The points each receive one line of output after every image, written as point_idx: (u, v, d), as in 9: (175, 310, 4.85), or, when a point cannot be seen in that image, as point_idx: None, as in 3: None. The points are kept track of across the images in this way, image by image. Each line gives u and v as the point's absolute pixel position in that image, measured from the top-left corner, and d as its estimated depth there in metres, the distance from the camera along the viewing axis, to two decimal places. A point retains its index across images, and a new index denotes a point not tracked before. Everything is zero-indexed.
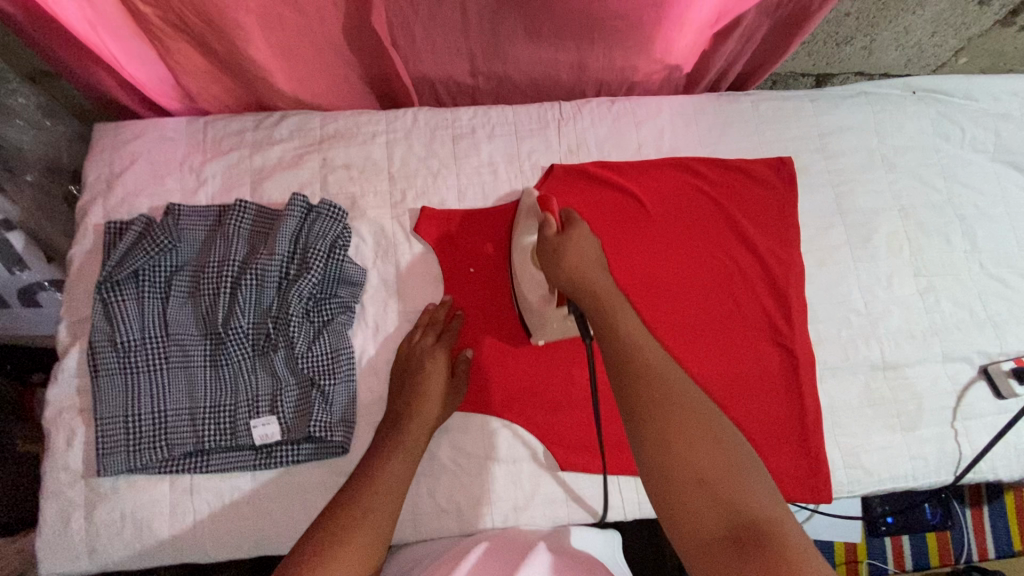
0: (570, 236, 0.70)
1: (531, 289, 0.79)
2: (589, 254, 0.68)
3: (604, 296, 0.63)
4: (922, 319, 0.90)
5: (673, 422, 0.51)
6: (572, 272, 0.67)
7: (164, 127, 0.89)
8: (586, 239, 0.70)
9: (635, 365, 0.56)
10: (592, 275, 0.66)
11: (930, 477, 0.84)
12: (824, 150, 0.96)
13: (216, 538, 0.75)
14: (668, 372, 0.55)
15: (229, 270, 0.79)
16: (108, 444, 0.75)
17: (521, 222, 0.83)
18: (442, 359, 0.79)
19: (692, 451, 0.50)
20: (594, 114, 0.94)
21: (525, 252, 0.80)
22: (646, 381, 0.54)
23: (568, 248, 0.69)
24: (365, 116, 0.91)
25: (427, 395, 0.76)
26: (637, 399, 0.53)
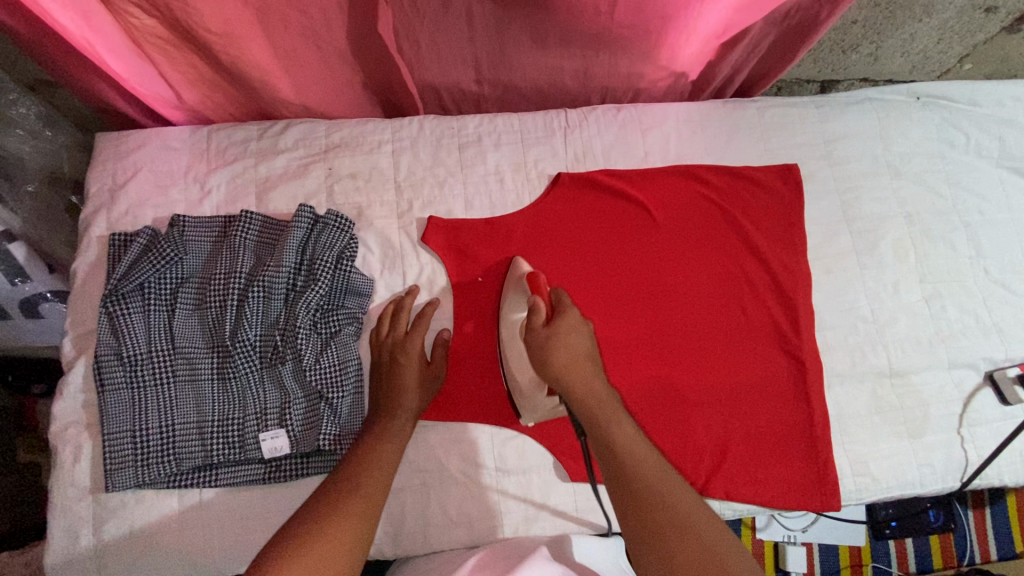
0: (559, 328, 0.71)
1: (520, 367, 0.77)
2: (577, 349, 0.70)
3: (595, 399, 0.66)
4: (929, 326, 0.90)
5: (675, 542, 0.55)
6: (565, 372, 0.68)
7: (167, 136, 0.88)
8: (576, 331, 0.71)
9: (631, 483, 0.60)
10: (587, 374, 0.68)
11: (937, 484, 0.85)
12: (830, 156, 0.96)
13: (225, 552, 0.75)
14: (660, 488, 0.59)
15: (236, 283, 0.79)
16: (116, 459, 0.74)
17: (508, 296, 0.81)
18: (414, 351, 0.80)
19: (693, 564, 0.54)
20: (600, 121, 0.93)
21: (513, 329, 0.79)
22: (646, 500, 0.58)
23: (558, 343, 0.69)
24: (371, 125, 0.90)
25: (405, 386, 0.78)
26: (638, 515, 0.58)
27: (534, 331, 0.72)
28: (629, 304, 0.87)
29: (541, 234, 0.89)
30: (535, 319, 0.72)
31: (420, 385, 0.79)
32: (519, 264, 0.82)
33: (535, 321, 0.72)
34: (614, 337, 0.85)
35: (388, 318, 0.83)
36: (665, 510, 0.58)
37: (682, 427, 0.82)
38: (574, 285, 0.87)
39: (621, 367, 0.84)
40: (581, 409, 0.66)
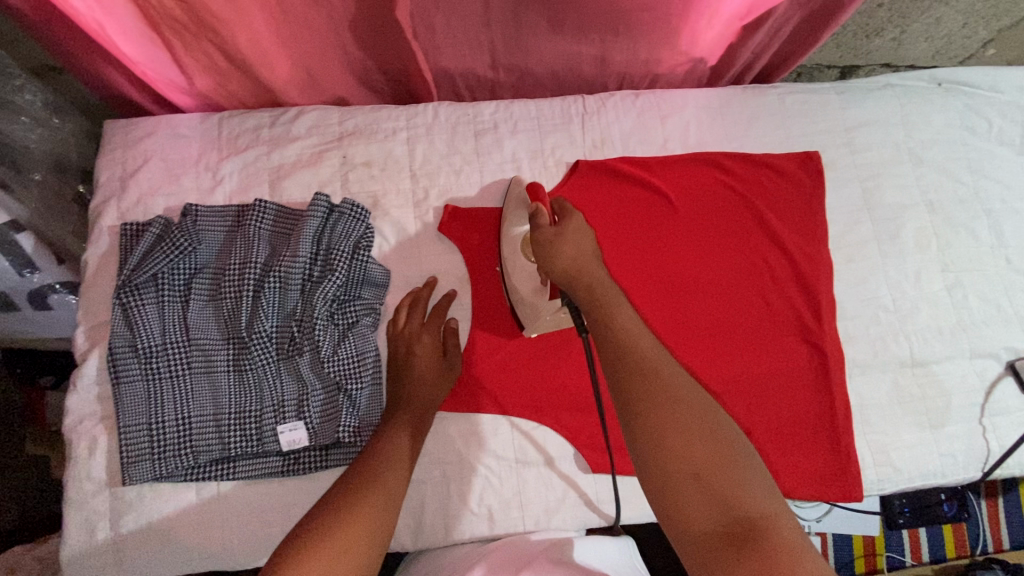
0: (564, 230, 0.67)
1: (522, 279, 0.78)
2: (584, 249, 0.65)
3: (599, 287, 0.61)
4: (950, 315, 0.89)
5: (674, 422, 0.50)
6: (567, 268, 0.64)
7: (177, 124, 0.86)
8: (583, 233, 0.67)
9: (631, 360, 0.54)
10: (590, 266, 0.63)
11: (959, 474, 0.84)
12: (851, 143, 0.94)
13: (244, 546, 0.74)
14: (661, 364, 0.54)
15: (251, 273, 0.77)
16: (132, 452, 0.73)
17: (511, 212, 0.81)
18: (429, 343, 0.80)
19: (688, 446, 0.49)
20: (619, 108, 0.92)
21: (513, 243, 0.79)
22: (644, 378, 0.53)
23: (563, 241, 0.66)
24: (385, 112, 0.88)
25: (422, 380, 0.78)
26: (635, 391, 0.52)
27: (541, 231, 0.69)
28: (648, 291, 0.86)
29: None
30: (540, 220, 0.70)
31: (437, 380, 0.78)
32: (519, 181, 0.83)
33: (540, 223, 0.69)
34: None
35: (405, 309, 0.82)
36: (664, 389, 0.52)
37: None
38: None
39: None
40: (584, 295, 0.61)
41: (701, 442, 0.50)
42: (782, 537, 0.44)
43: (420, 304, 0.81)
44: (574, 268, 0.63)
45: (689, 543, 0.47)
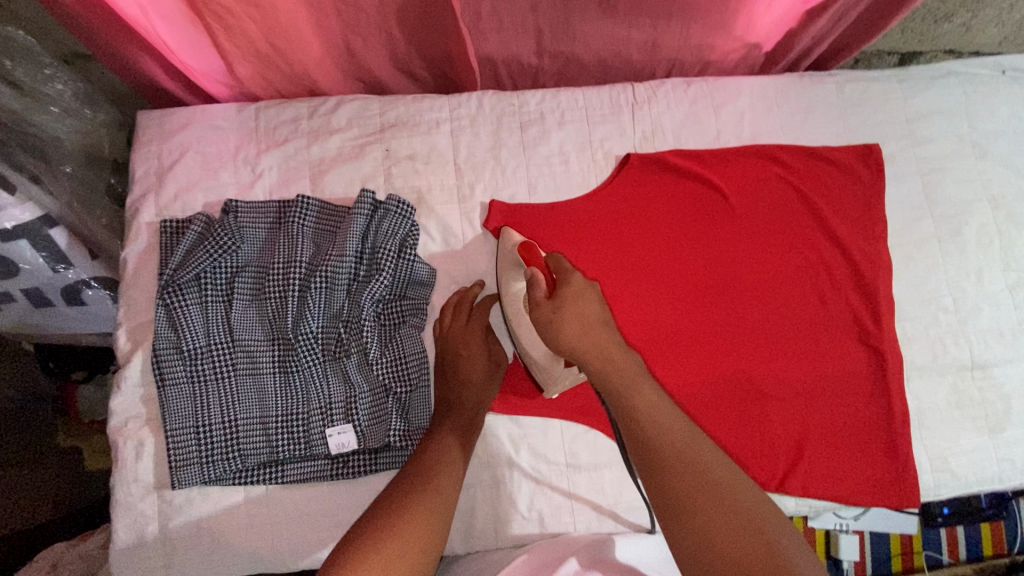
0: (563, 300, 0.61)
1: (531, 341, 0.74)
2: (590, 318, 0.60)
3: (612, 369, 0.56)
4: (1013, 316, 0.86)
5: (712, 519, 0.46)
6: (576, 346, 0.59)
7: (212, 115, 0.83)
8: (583, 297, 0.61)
9: (658, 448, 0.50)
10: (601, 340, 0.58)
11: (1017, 480, 0.82)
12: (911, 135, 0.90)
13: (295, 548, 0.74)
14: (693, 453, 0.49)
15: (296, 272, 0.75)
16: (180, 456, 0.72)
17: (506, 271, 0.77)
18: (477, 345, 0.78)
19: (741, 555, 0.44)
20: (670, 97, 0.88)
21: (517, 301, 0.76)
22: (676, 470, 0.48)
23: (565, 314, 0.60)
24: (428, 102, 0.84)
25: (471, 381, 0.76)
26: (668, 480, 0.48)
27: (540, 308, 0.63)
28: (703, 294, 0.83)
29: (608, 219, 0.83)
30: (538, 291, 0.64)
31: (487, 379, 0.77)
32: (511, 236, 0.78)
33: (537, 296, 0.63)
34: (686, 331, 0.81)
35: (450, 308, 0.80)
36: (698, 476, 0.48)
37: (760, 423, 0.79)
38: (643, 275, 0.83)
39: (698, 361, 0.80)
40: (599, 381, 0.56)
41: (751, 543, 0.45)
42: None
43: (465, 304, 0.80)
44: (585, 346, 0.58)
45: None
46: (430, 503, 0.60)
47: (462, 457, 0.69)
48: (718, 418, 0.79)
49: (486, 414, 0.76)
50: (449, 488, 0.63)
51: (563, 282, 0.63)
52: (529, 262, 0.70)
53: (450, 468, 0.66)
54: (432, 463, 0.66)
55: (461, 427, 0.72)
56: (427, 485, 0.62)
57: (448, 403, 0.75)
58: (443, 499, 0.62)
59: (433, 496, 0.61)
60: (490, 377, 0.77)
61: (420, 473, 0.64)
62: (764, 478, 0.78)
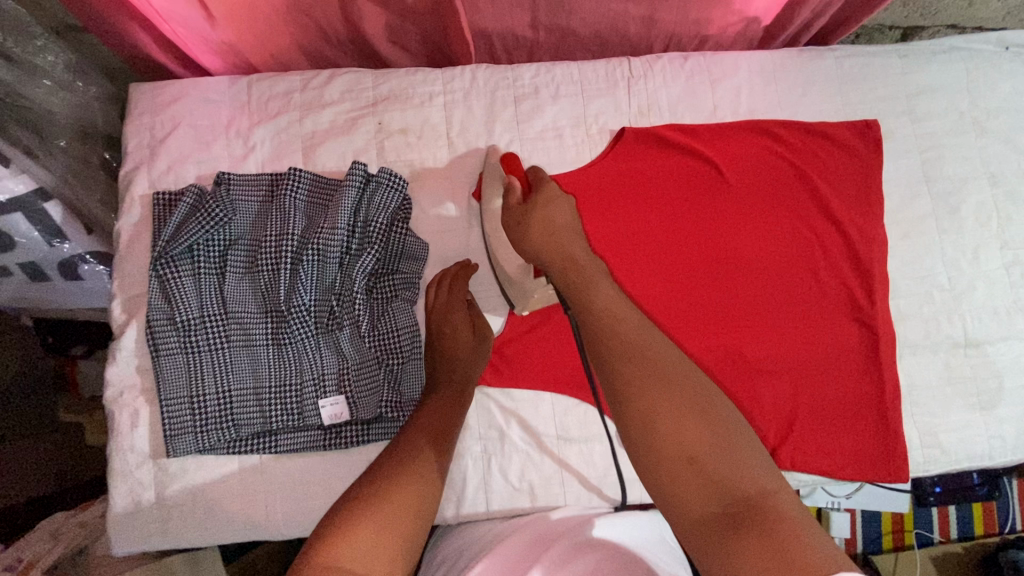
0: (534, 207, 0.69)
1: (506, 256, 0.77)
2: (556, 224, 0.67)
3: (574, 273, 0.63)
4: (1008, 295, 0.86)
5: (657, 400, 0.49)
6: (543, 245, 0.66)
7: (205, 88, 0.82)
8: (554, 204, 0.69)
9: (611, 338, 0.55)
10: (565, 245, 0.66)
11: (1007, 456, 0.82)
12: (911, 111, 0.89)
13: (288, 517, 0.75)
14: (643, 342, 0.54)
15: (288, 244, 0.75)
16: (175, 425, 0.73)
17: (487, 182, 0.79)
18: (461, 317, 0.78)
19: (680, 429, 0.48)
20: (667, 72, 0.87)
21: (496, 221, 0.78)
22: (627, 357, 0.53)
23: (533, 220, 0.68)
24: (421, 75, 0.84)
25: (457, 354, 0.76)
26: (620, 359, 0.53)
27: (512, 211, 0.71)
28: (695, 269, 0.82)
29: (603, 193, 0.83)
30: (512, 198, 0.71)
31: (474, 352, 0.77)
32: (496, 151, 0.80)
33: (513, 200, 0.71)
34: (677, 304, 0.81)
35: (439, 283, 0.80)
36: (648, 359, 0.53)
37: (750, 398, 0.79)
38: (638, 248, 0.82)
39: (691, 335, 0.81)
40: (562, 280, 0.63)
41: (693, 417, 0.48)
42: (781, 512, 0.42)
43: (460, 278, 0.79)
44: (551, 252, 0.66)
45: (693, 531, 0.44)
46: (419, 479, 0.60)
47: (451, 432, 0.69)
48: None
49: (475, 386, 0.76)
50: (439, 463, 0.64)
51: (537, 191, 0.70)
52: (508, 171, 0.74)
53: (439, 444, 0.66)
54: (422, 438, 0.66)
55: (451, 401, 0.73)
56: (417, 460, 0.63)
57: (435, 379, 0.76)
58: (433, 474, 0.62)
59: (422, 472, 0.61)
60: (479, 351, 0.77)
61: (409, 447, 0.65)
62: None
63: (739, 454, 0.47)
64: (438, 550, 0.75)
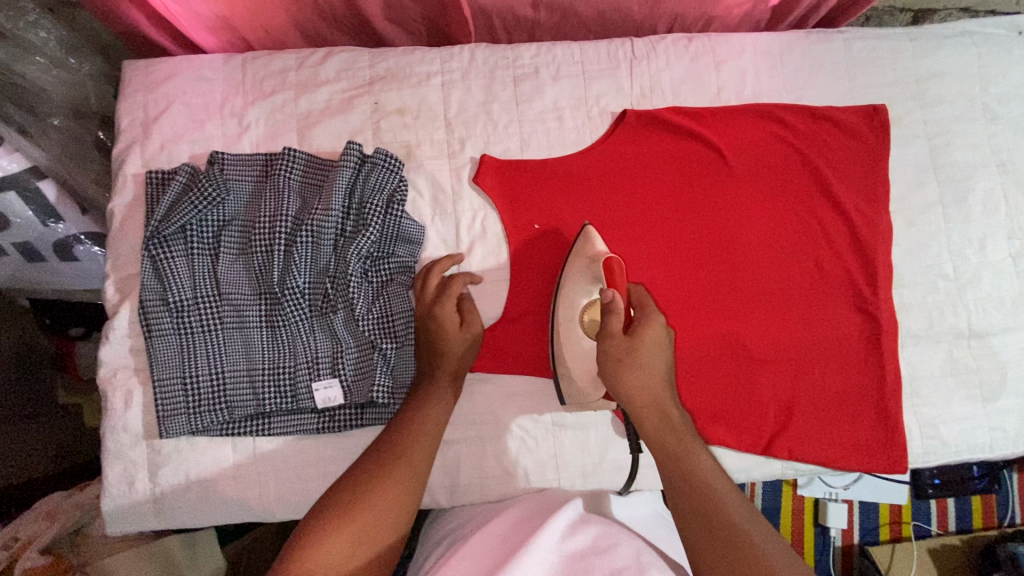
0: (640, 344, 0.66)
1: (574, 356, 0.73)
2: (654, 370, 0.67)
3: (668, 429, 0.65)
4: (1014, 285, 0.84)
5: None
6: (637, 392, 0.65)
7: (198, 66, 0.81)
8: (657, 347, 0.67)
9: (695, 482, 0.59)
10: (660, 397, 0.66)
11: (1008, 448, 0.81)
12: (920, 96, 0.87)
13: (282, 499, 0.75)
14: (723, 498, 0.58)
15: (282, 226, 0.74)
16: (167, 405, 0.72)
17: (573, 273, 0.75)
18: (450, 307, 0.75)
19: None
20: (669, 53, 0.85)
21: (574, 314, 0.74)
22: (726, 535, 0.54)
23: (633, 362, 0.66)
24: (418, 55, 0.82)
25: (443, 349, 0.74)
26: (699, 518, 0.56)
27: (612, 339, 0.67)
28: (696, 255, 0.81)
29: (604, 176, 0.81)
30: (615, 320, 0.68)
31: (462, 345, 0.74)
32: (591, 238, 0.75)
33: (613, 327, 0.67)
34: (677, 290, 0.80)
35: (428, 290, 0.77)
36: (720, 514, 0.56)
37: (748, 386, 0.78)
38: (639, 233, 0.81)
39: (692, 323, 0.79)
40: (655, 440, 0.65)
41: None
42: None
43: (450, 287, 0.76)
44: (643, 399, 0.65)
45: None
46: (395, 486, 0.61)
47: (437, 430, 0.68)
48: (706, 380, 0.78)
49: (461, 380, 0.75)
50: (419, 467, 0.64)
51: (642, 324, 0.68)
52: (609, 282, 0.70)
53: (423, 445, 0.66)
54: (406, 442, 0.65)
55: (438, 399, 0.71)
56: (395, 465, 0.63)
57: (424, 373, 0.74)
58: (412, 480, 0.62)
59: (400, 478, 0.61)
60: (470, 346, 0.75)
61: (391, 452, 0.64)
62: (749, 441, 0.78)
63: None
64: (434, 531, 0.76)
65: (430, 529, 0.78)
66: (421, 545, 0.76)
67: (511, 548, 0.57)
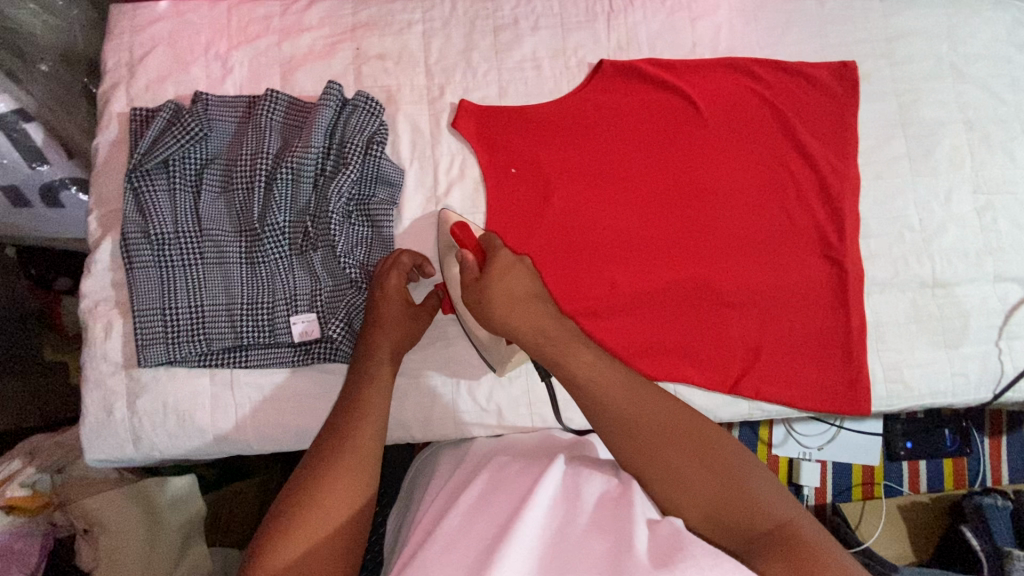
0: (490, 278, 0.65)
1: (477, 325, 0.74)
2: (517, 292, 0.65)
3: (543, 333, 0.62)
4: (978, 238, 0.86)
5: (671, 459, 0.52)
6: (509, 320, 0.63)
7: (184, 10, 0.82)
8: (508, 271, 0.66)
9: (614, 410, 0.55)
10: (532, 310, 0.63)
11: (969, 394, 0.84)
12: (890, 55, 0.89)
13: (258, 431, 0.76)
14: (644, 408, 0.54)
15: (263, 163, 0.76)
16: (147, 335, 0.74)
17: (446, 259, 0.77)
18: (398, 284, 0.73)
19: (695, 480, 0.51)
20: (647, 8, 0.87)
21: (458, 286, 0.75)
22: (629, 425, 0.54)
23: (494, 294, 0.64)
24: (400, 4, 0.84)
25: (382, 321, 0.71)
26: (648, 454, 0.53)
27: (469, 287, 0.67)
28: (668, 202, 0.83)
29: (578, 125, 0.83)
30: (468, 272, 0.68)
31: (400, 318, 0.72)
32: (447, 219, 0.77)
33: (467, 277, 0.68)
34: (648, 235, 0.82)
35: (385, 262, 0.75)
36: (655, 425, 0.54)
37: (716, 328, 0.81)
38: (613, 179, 0.83)
39: (662, 267, 0.81)
40: (537, 354, 0.62)
41: (710, 472, 0.51)
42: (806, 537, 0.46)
43: (405, 261, 0.74)
44: (516, 321, 0.63)
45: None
46: (350, 505, 0.56)
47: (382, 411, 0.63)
48: (673, 321, 0.81)
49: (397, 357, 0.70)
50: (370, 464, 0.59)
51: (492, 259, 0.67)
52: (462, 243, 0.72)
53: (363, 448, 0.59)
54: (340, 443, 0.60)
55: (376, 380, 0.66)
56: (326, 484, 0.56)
57: (365, 352, 0.70)
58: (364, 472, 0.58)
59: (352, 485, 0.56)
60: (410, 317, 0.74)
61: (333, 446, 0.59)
62: (716, 380, 0.80)
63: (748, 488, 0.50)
64: (419, 471, 0.78)
65: (410, 484, 0.78)
66: (401, 512, 0.74)
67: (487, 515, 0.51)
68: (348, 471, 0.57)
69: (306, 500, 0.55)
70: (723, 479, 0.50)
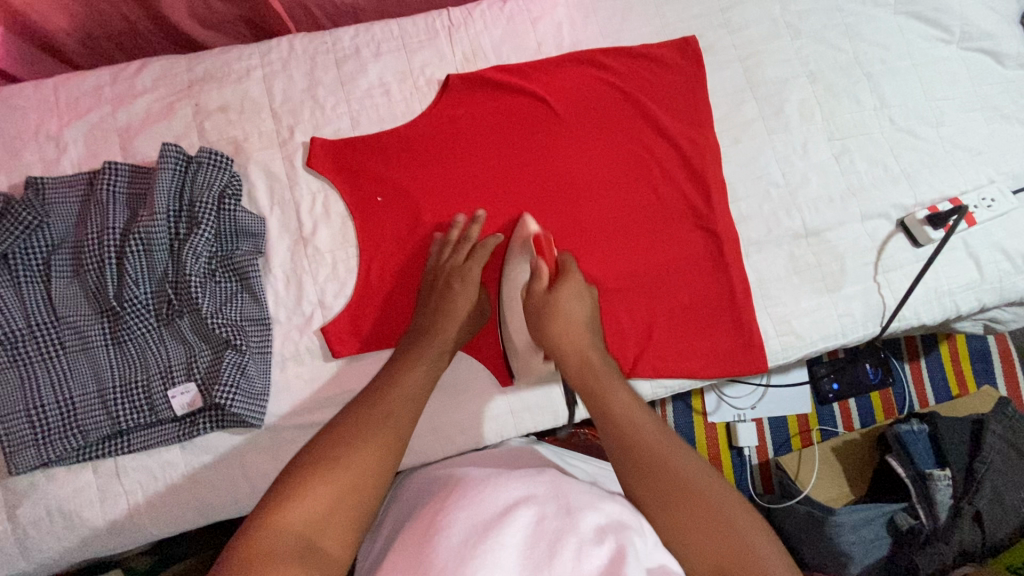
0: (557, 296, 0.73)
1: (518, 326, 0.80)
2: (574, 318, 0.72)
3: (590, 371, 0.68)
4: (840, 182, 0.90)
5: (681, 508, 0.53)
6: (561, 338, 0.71)
7: (7, 95, 0.79)
8: (575, 298, 0.74)
9: (635, 449, 0.57)
10: (581, 344, 0.71)
11: (858, 331, 0.87)
12: (727, 24, 0.93)
13: (155, 515, 0.73)
14: (663, 450, 0.57)
15: (110, 240, 0.72)
16: (12, 441, 0.69)
17: (512, 256, 0.81)
18: (473, 282, 0.77)
19: (705, 538, 0.51)
20: (486, 17, 0.88)
21: (513, 289, 0.80)
22: (648, 465, 0.56)
23: (555, 313, 0.72)
24: (235, 53, 0.83)
25: (456, 310, 0.75)
26: (660, 500, 0.54)
27: (534, 297, 0.75)
28: (538, 201, 0.84)
29: (436, 142, 0.83)
30: (538, 282, 0.75)
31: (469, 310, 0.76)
32: (525, 224, 0.80)
33: (536, 287, 0.75)
34: None
35: (452, 241, 0.79)
36: (669, 474, 0.55)
37: (605, 314, 0.82)
38: (481, 189, 0.83)
39: None
40: (576, 378, 0.69)
41: (719, 532, 0.51)
42: None
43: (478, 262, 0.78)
44: (569, 343, 0.71)
45: None
46: (374, 456, 0.56)
47: (414, 396, 0.64)
48: None
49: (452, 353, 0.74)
50: (393, 439, 0.59)
51: (563, 280, 0.75)
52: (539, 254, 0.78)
53: (393, 417, 0.61)
54: (374, 419, 0.60)
55: (419, 360, 0.69)
56: (354, 446, 0.56)
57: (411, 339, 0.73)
58: (390, 438, 0.59)
59: (380, 446, 0.57)
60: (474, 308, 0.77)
61: (368, 415, 0.60)
62: None
63: (752, 547, 0.50)
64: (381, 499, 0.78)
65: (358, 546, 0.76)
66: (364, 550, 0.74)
67: (464, 527, 0.49)
68: (376, 434, 0.58)
69: (321, 459, 0.55)
70: (723, 536, 0.51)
